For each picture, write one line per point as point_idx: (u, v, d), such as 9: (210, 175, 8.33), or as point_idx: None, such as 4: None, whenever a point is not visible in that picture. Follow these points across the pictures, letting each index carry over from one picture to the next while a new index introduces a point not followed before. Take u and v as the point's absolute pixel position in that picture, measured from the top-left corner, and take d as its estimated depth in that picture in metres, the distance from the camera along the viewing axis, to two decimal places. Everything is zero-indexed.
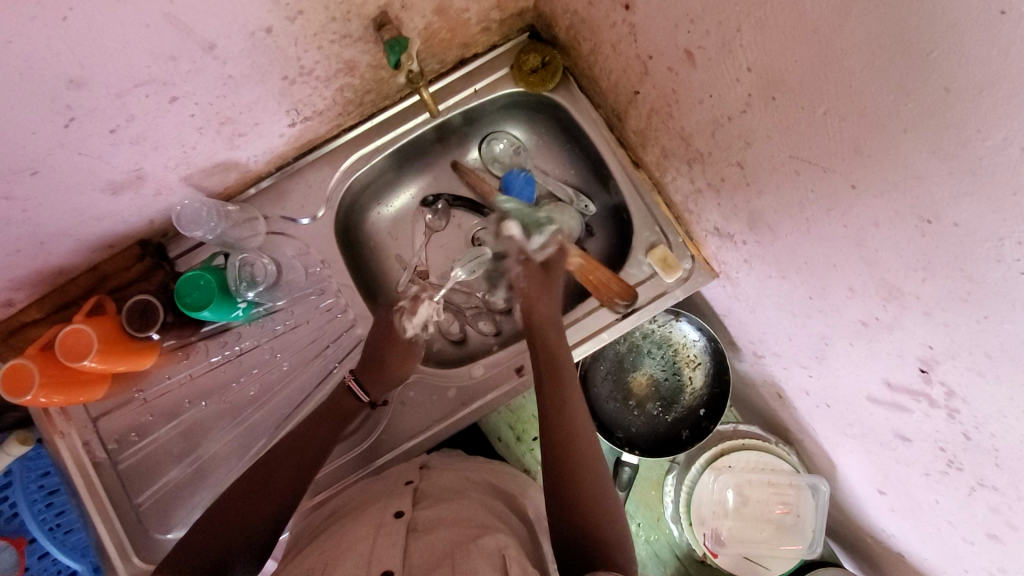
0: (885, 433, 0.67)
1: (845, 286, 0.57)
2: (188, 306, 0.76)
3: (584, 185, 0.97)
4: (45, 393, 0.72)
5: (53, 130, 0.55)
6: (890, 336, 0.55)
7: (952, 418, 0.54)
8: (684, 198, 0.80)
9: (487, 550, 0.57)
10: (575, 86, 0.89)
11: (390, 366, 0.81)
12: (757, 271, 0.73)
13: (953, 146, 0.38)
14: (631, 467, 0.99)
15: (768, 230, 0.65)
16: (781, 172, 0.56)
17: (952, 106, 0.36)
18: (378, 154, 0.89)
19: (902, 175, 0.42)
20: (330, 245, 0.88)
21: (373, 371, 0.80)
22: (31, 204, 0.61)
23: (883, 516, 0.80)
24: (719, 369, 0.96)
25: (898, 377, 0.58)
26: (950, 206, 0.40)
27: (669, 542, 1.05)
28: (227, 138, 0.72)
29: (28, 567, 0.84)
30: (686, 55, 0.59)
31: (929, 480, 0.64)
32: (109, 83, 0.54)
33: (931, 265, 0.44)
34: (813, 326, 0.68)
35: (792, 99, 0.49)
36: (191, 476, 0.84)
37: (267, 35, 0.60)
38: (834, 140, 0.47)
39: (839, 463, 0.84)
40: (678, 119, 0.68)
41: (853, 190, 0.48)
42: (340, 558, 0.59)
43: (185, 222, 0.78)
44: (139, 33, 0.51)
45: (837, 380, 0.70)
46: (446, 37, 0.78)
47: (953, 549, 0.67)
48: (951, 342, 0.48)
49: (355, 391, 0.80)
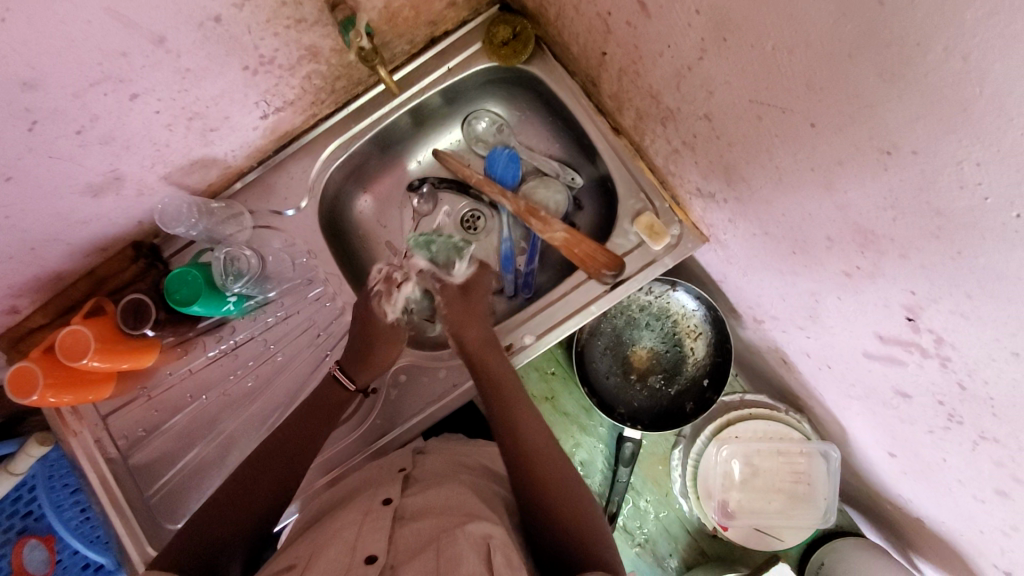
0: (886, 391, 0.63)
1: (824, 236, 0.53)
2: (178, 302, 0.77)
3: (570, 158, 0.95)
4: (53, 393, 0.75)
5: (18, 134, 0.56)
6: (873, 284, 0.51)
7: (945, 368, 0.50)
8: (665, 160, 0.77)
9: (473, 536, 0.56)
10: (549, 55, 0.87)
11: (377, 351, 0.82)
12: (741, 230, 0.70)
13: (900, 66, 0.34)
14: (634, 442, 0.95)
15: (744, 184, 0.62)
16: (745, 119, 0.53)
17: (888, 20, 0.33)
18: (356, 142, 0.88)
19: (857, 106, 0.39)
20: (315, 236, 0.89)
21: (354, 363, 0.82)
22: (14, 210, 0.64)
23: (897, 480, 0.75)
24: (720, 337, 0.93)
25: (888, 329, 0.54)
26: (907, 132, 0.37)
27: (680, 518, 1.01)
28: (199, 134, 0.73)
29: (61, 559, 0.95)
30: (640, 6, 0.57)
31: (934, 437, 0.60)
32: (65, 84, 0.55)
33: (899, 201, 0.41)
34: (802, 282, 0.64)
35: (742, 39, 0.46)
36: (200, 466, 0.86)
37: (217, 25, 0.61)
38: (787, 75, 0.44)
39: (849, 427, 0.80)
40: (645, 76, 0.65)
41: (813, 129, 0.45)
42: (325, 545, 0.59)
43: (168, 221, 0.80)
44: (84, 30, 0.52)
45: (833, 339, 0.67)
46: (410, 16, 0.77)
47: (965, 510, 0.63)
48: (931, 285, 0.44)
49: (343, 381, 0.81)
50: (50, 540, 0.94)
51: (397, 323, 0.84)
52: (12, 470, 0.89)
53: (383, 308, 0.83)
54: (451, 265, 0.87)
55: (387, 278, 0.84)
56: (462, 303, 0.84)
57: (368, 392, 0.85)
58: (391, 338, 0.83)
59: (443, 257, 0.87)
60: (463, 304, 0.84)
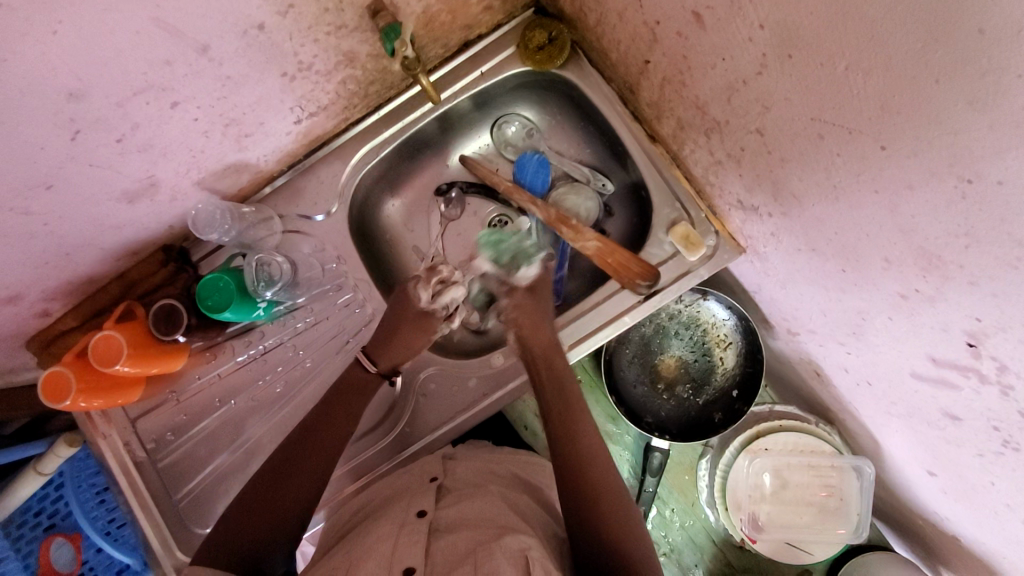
0: (933, 412, 0.62)
1: (881, 257, 0.52)
2: (209, 308, 0.77)
3: (601, 164, 0.94)
4: (84, 397, 0.75)
5: (61, 143, 0.55)
6: (932, 309, 0.50)
7: (1006, 396, 0.49)
8: (704, 171, 0.76)
9: (511, 550, 0.55)
10: (585, 59, 0.85)
11: (404, 336, 0.81)
12: (785, 244, 0.69)
13: (993, 95, 0.33)
14: (662, 452, 0.94)
15: (793, 199, 0.60)
16: (803, 136, 0.51)
17: (988, 48, 0.32)
18: (387, 146, 0.87)
19: (937, 132, 0.38)
20: (345, 241, 0.88)
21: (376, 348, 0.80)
22: (52, 217, 0.63)
23: (934, 498, 0.74)
24: (751, 348, 0.92)
25: (944, 353, 0.53)
26: (994, 163, 0.36)
27: (706, 528, 1.01)
28: (234, 140, 0.72)
29: (86, 559, 0.95)
30: (694, 17, 0.55)
31: (983, 462, 0.59)
32: (108, 93, 0.54)
33: (975, 229, 0.40)
34: (849, 300, 0.63)
35: (810, 56, 0.45)
36: (229, 470, 0.86)
37: (260, 33, 0.60)
38: (858, 96, 0.42)
39: (885, 443, 0.79)
40: (691, 87, 0.64)
41: (883, 151, 0.43)
42: (362, 558, 0.58)
43: (201, 226, 0.79)
44: (131, 40, 0.51)
45: (877, 357, 0.65)
46: (447, 20, 0.76)
47: (1012, 536, 0.61)
48: (1001, 313, 0.43)
49: (363, 363, 0.80)
50: (76, 538, 0.95)
51: (433, 312, 0.82)
52: (40, 470, 0.87)
53: (417, 295, 0.82)
54: (515, 268, 0.84)
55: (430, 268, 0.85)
56: (531, 305, 0.82)
57: (392, 381, 0.85)
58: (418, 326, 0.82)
59: (509, 260, 0.84)
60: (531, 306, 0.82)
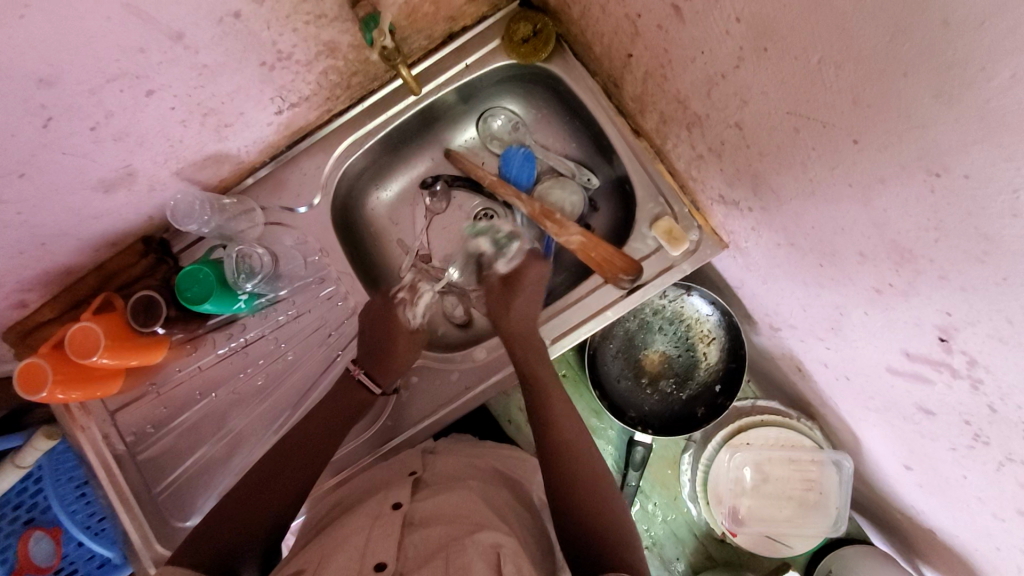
0: (908, 407, 0.62)
1: (856, 251, 0.52)
2: (189, 300, 0.76)
3: (587, 158, 0.94)
4: (61, 389, 0.74)
5: (32, 131, 0.55)
6: (905, 303, 0.50)
7: (976, 390, 0.49)
8: (687, 165, 0.76)
9: (482, 546, 0.56)
10: (569, 53, 0.85)
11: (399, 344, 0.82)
12: (765, 239, 0.69)
13: (959, 88, 0.33)
14: (645, 446, 0.94)
15: (772, 194, 0.61)
16: (781, 130, 0.51)
17: (953, 41, 0.32)
18: (371, 138, 0.87)
19: (906, 126, 0.38)
20: (328, 234, 0.87)
21: (376, 366, 0.81)
22: (25, 206, 0.62)
23: (910, 491, 0.75)
24: (734, 343, 0.92)
25: (917, 347, 0.53)
26: (961, 157, 0.36)
27: (688, 521, 1.01)
28: (213, 129, 0.72)
29: (67, 553, 0.95)
30: (674, 9, 0.55)
31: (956, 455, 0.59)
32: (81, 80, 0.53)
33: (943, 223, 0.40)
34: (827, 295, 0.63)
35: (785, 51, 0.45)
36: (210, 463, 0.85)
37: (236, 21, 0.59)
38: (831, 91, 0.43)
39: (864, 437, 0.80)
40: (673, 81, 0.64)
41: (856, 145, 0.44)
42: (334, 553, 0.58)
43: (180, 217, 0.79)
44: (102, 26, 0.50)
45: (855, 352, 0.66)
46: (429, 11, 0.75)
47: (983, 528, 0.62)
48: (969, 307, 0.43)
49: (368, 385, 0.80)
50: (55, 532, 0.94)
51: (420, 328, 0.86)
52: (18, 463, 0.86)
53: (406, 316, 0.85)
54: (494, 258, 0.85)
55: (410, 287, 0.88)
56: (499, 292, 0.83)
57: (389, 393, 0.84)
58: (410, 341, 0.83)
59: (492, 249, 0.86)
60: (500, 296, 0.82)
